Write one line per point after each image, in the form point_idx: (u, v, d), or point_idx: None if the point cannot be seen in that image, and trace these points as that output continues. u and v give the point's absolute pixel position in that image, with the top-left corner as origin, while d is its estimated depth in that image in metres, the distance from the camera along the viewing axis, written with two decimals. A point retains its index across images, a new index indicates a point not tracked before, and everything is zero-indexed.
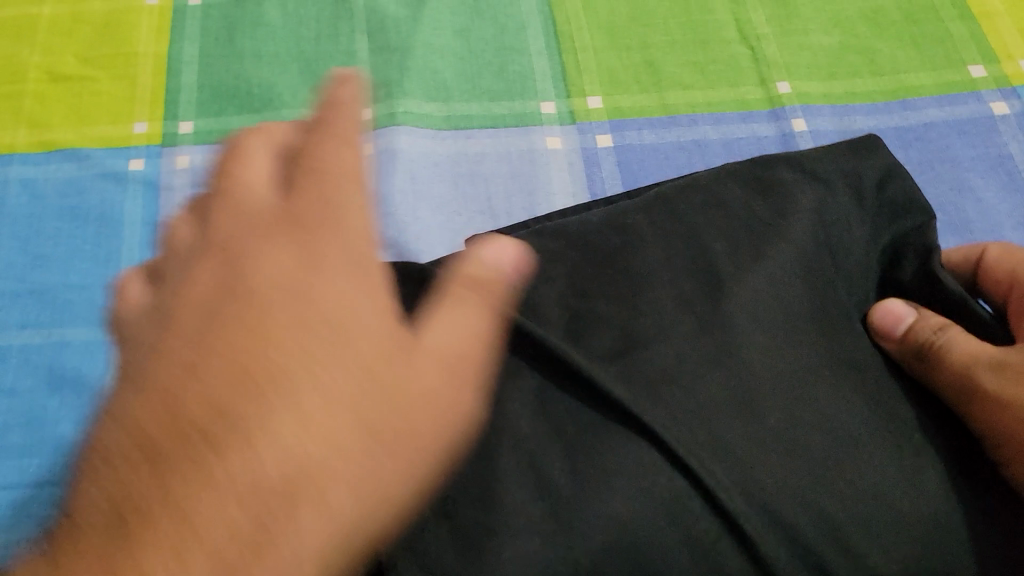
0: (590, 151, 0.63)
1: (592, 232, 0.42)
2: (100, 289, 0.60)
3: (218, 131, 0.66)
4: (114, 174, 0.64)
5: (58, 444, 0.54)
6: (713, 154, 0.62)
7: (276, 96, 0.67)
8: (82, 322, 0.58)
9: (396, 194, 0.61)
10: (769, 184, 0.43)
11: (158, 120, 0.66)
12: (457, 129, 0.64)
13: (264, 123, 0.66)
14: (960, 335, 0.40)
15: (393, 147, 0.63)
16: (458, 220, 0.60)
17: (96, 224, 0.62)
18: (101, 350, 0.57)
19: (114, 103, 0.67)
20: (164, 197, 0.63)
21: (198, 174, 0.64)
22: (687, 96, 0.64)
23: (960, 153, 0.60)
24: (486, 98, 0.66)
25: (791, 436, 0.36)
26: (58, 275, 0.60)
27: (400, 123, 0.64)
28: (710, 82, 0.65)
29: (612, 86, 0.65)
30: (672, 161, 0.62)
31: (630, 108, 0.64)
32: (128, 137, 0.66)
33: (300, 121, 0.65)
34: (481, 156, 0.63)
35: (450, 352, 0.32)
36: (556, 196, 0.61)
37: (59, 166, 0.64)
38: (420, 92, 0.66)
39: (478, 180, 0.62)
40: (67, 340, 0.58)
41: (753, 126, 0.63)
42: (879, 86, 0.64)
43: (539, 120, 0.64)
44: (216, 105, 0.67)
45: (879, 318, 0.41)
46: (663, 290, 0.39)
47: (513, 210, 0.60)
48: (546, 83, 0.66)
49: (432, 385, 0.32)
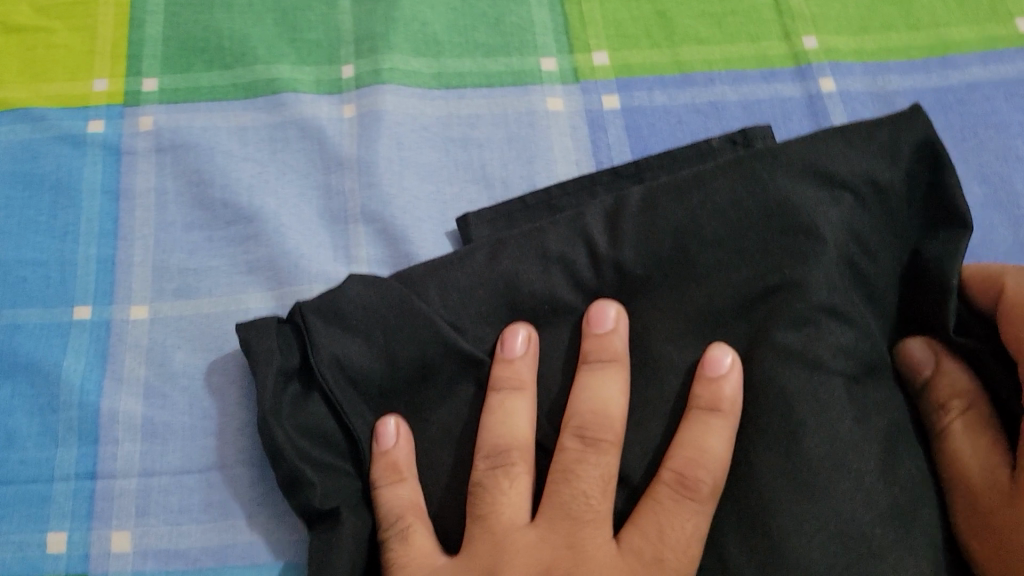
0: (595, 114, 0.57)
1: (595, 238, 0.46)
2: (56, 265, 0.54)
3: (186, 90, 0.60)
4: (71, 137, 0.58)
5: (9, 438, 0.49)
6: (731, 117, 0.56)
7: (249, 50, 0.61)
8: (36, 302, 0.53)
9: (382, 162, 0.55)
10: (790, 201, 0.44)
11: (120, 77, 0.60)
12: (448, 89, 0.58)
13: (237, 81, 0.60)
14: (966, 411, 0.44)
15: (378, 108, 0.57)
16: (450, 191, 0.55)
17: (52, 193, 0.56)
18: (57, 334, 0.52)
19: (72, 58, 0.61)
20: (126, 162, 0.57)
21: (163, 137, 0.58)
22: (703, 53, 0.58)
23: (1006, 118, 0.54)
24: (480, 53, 0.59)
25: (818, 512, 0.40)
26: (9, 250, 0.54)
27: (385, 81, 0.58)
28: (728, 36, 0.59)
29: (619, 40, 0.59)
30: (685, 125, 0.56)
31: (640, 65, 0.58)
32: (86, 96, 0.60)
33: (276, 78, 0.59)
34: (474, 118, 0.57)
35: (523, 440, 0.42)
36: (558, 164, 0.55)
37: (11, 127, 0.59)
38: (407, 46, 0.60)
39: (471, 146, 0.56)
40: (20, 322, 0.52)
41: (775, 86, 0.57)
42: (915, 42, 0.58)
43: (539, 79, 0.58)
44: (183, 60, 0.61)
45: (903, 359, 0.45)
46: (667, 317, 0.44)
47: (510, 180, 0.55)
48: (547, 36, 0.60)
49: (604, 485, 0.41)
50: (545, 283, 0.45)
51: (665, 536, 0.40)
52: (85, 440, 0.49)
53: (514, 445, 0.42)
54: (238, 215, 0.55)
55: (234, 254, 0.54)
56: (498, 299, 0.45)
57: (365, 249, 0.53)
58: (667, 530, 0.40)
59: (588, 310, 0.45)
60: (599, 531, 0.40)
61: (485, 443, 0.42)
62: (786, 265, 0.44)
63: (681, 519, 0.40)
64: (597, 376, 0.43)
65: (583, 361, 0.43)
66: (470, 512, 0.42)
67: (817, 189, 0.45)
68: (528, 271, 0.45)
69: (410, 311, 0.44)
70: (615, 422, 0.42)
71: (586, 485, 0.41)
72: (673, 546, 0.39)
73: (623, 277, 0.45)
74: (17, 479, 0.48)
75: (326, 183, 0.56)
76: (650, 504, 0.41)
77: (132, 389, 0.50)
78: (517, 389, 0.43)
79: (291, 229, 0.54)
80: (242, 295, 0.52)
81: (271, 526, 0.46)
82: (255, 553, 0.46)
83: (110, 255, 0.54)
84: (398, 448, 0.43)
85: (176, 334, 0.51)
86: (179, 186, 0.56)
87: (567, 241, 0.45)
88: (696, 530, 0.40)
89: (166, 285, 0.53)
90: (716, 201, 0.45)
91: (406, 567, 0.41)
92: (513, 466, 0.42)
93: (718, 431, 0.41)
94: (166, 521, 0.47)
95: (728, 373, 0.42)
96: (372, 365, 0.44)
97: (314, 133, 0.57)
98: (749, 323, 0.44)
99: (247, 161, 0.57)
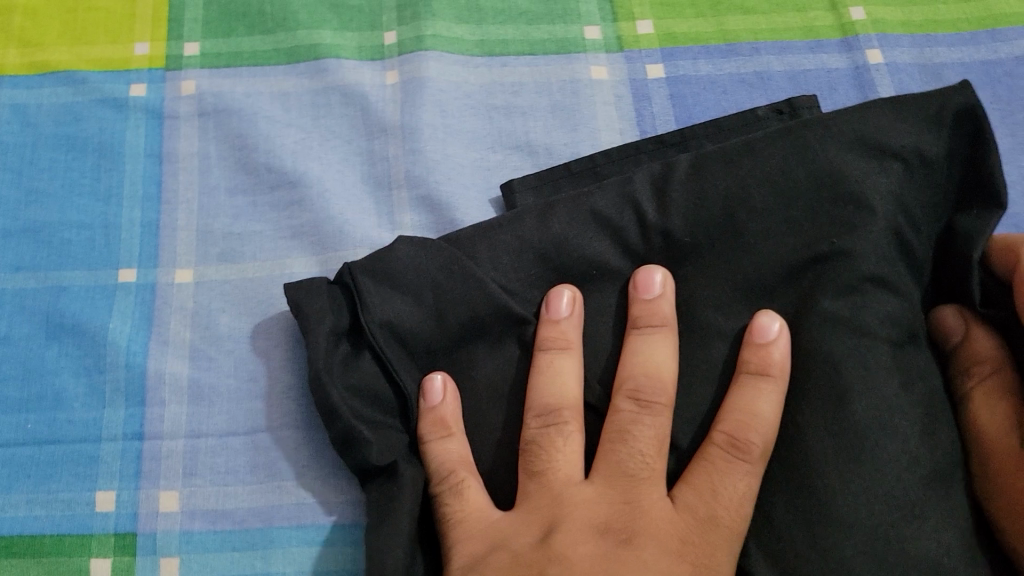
0: (640, 83, 0.56)
1: (641, 204, 0.45)
2: (101, 228, 0.54)
3: (227, 54, 0.59)
4: (113, 101, 0.58)
5: (56, 397, 0.49)
6: (777, 88, 0.55)
7: (290, 15, 0.60)
8: (81, 264, 0.53)
9: (426, 129, 0.55)
10: (840, 176, 0.44)
11: (161, 41, 0.60)
12: (491, 56, 0.58)
13: (278, 46, 0.60)
14: (987, 381, 0.43)
15: (421, 75, 0.57)
16: (493, 159, 0.54)
17: (95, 156, 0.56)
18: (102, 296, 0.52)
19: (113, 21, 0.61)
20: (168, 126, 0.57)
21: (205, 101, 0.58)
22: (749, 23, 0.58)
23: None
24: (523, 21, 0.59)
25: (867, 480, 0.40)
26: (54, 213, 0.55)
27: (428, 48, 0.58)
28: (774, 6, 0.58)
29: (663, 9, 0.59)
30: (731, 96, 0.55)
31: (685, 35, 0.58)
32: (128, 60, 0.59)
33: (318, 44, 0.59)
34: (517, 86, 0.57)
35: (572, 400, 0.42)
36: (602, 133, 0.55)
37: (53, 90, 0.59)
38: (450, 13, 0.59)
39: (515, 114, 0.56)
40: (66, 284, 0.52)
41: (822, 57, 0.56)
42: (965, 14, 0.57)
43: (582, 47, 0.58)
44: (224, 24, 0.60)
45: (936, 326, 0.45)
46: (717, 289, 0.44)
47: (553, 148, 0.54)
48: (590, 4, 0.59)
49: (657, 445, 0.41)
50: (588, 249, 0.45)
51: (718, 494, 0.40)
52: (132, 401, 0.49)
53: (564, 404, 0.42)
54: (281, 180, 0.55)
55: (278, 220, 0.54)
56: (544, 265, 0.45)
57: (409, 216, 0.53)
58: (721, 488, 0.40)
59: (635, 275, 0.44)
60: (655, 488, 0.41)
61: (535, 402, 0.42)
62: (834, 236, 0.43)
63: (733, 478, 0.40)
64: (647, 337, 0.43)
65: (632, 324, 0.43)
66: (525, 470, 0.42)
67: (866, 159, 0.44)
68: (577, 236, 0.45)
69: (460, 270, 0.44)
70: (667, 383, 0.42)
71: (642, 443, 0.41)
72: (726, 503, 0.39)
73: (671, 244, 0.45)
74: (65, 438, 0.48)
75: (369, 150, 0.55)
76: (703, 463, 0.41)
77: (178, 351, 0.50)
78: (563, 350, 0.43)
79: (335, 195, 0.54)
80: (285, 260, 0.52)
81: (318, 488, 0.46)
82: (302, 515, 0.46)
83: (154, 219, 0.54)
84: (444, 404, 0.43)
85: (221, 297, 0.52)
86: (222, 151, 0.56)
87: (612, 208, 0.45)
88: (748, 489, 0.40)
89: (210, 249, 0.53)
90: (765, 171, 0.45)
91: (464, 520, 0.41)
92: (565, 424, 0.42)
93: (769, 395, 0.41)
94: (213, 482, 0.47)
95: (777, 336, 0.42)
96: (418, 327, 0.44)
97: (357, 99, 0.57)
98: (796, 292, 0.43)
99: (290, 127, 0.57)
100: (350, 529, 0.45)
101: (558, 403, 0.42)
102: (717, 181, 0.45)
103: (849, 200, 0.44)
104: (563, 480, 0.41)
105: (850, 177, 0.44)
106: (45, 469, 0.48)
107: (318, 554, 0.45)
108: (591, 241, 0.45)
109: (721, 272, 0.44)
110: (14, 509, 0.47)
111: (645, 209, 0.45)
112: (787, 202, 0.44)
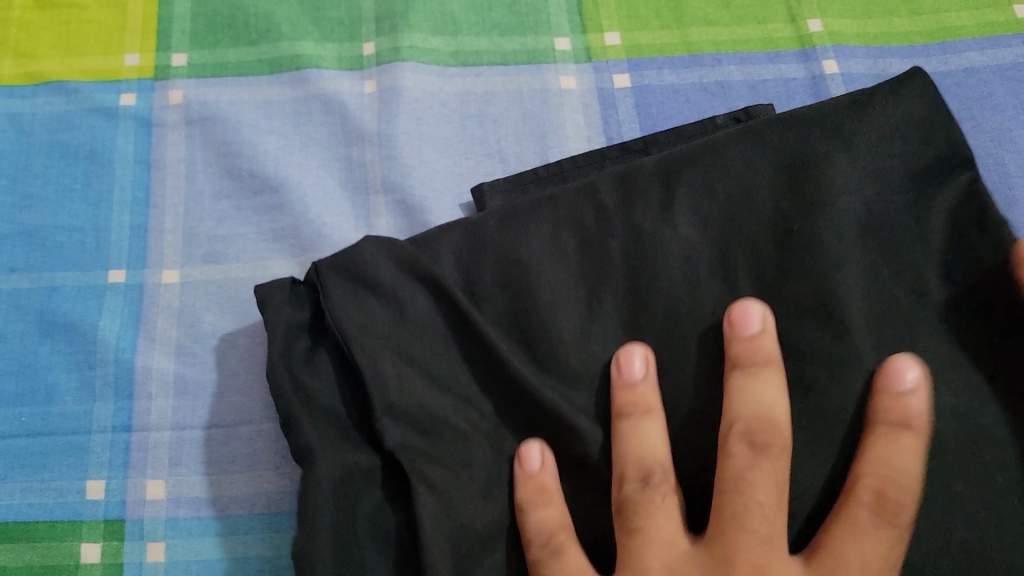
0: (606, 91, 0.59)
1: (604, 199, 0.47)
2: (92, 231, 0.57)
3: (213, 65, 0.62)
4: (104, 109, 0.61)
5: (49, 392, 0.52)
6: (737, 97, 0.58)
7: (273, 27, 0.63)
8: (72, 266, 0.56)
9: (401, 136, 0.58)
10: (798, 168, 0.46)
11: (149, 52, 0.63)
12: (465, 66, 0.61)
13: (262, 57, 0.62)
14: None
15: (397, 85, 0.59)
16: (465, 165, 0.57)
17: (86, 163, 0.59)
18: (93, 296, 0.55)
19: (104, 33, 0.63)
20: (156, 134, 0.60)
21: (191, 110, 0.61)
22: (711, 34, 0.60)
23: (1002, 100, 0.57)
24: (496, 32, 0.62)
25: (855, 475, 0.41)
26: (47, 216, 0.57)
27: (405, 59, 0.60)
28: (737, 17, 0.61)
29: (630, 21, 0.61)
30: (693, 104, 0.58)
31: (650, 46, 0.60)
32: (118, 70, 0.62)
33: (300, 55, 0.62)
34: (490, 95, 0.59)
35: (662, 458, 0.43)
36: (569, 140, 0.57)
37: (47, 99, 0.61)
38: (426, 25, 0.62)
39: (487, 122, 0.58)
40: (58, 285, 0.55)
41: (779, 67, 0.59)
42: (916, 27, 0.60)
43: (552, 58, 0.61)
44: (210, 36, 0.63)
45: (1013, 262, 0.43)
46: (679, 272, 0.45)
47: (523, 154, 0.57)
48: (561, 16, 0.62)
49: (774, 496, 0.41)
50: (550, 245, 0.46)
51: (868, 564, 0.39)
52: (120, 395, 0.52)
53: (659, 466, 0.42)
54: (263, 185, 0.57)
55: (260, 223, 0.56)
56: (508, 259, 0.46)
57: (385, 220, 0.56)
58: (862, 547, 0.40)
59: (617, 355, 0.44)
60: (778, 550, 0.40)
61: (628, 467, 0.43)
62: (795, 223, 0.45)
63: (863, 538, 0.40)
64: (636, 425, 0.43)
65: (733, 363, 0.43)
66: (622, 529, 0.43)
67: (823, 143, 0.46)
68: (538, 239, 0.46)
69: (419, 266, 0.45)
70: (783, 430, 0.42)
71: (762, 494, 0.41)
72: (868, 568, 0.39)
73: (633, 234, 0.46)
74: (57, 431, 0.51)
75: (347, 156, 0.58)
76: (842, 523, 0.40)
77: (165, 348, 0.53)
78: (547, 501, 0.43)
79: (314, 199, 0.57)
80: (266, 262, 0.55)
81: (297, 476, 0.49)
82: (280, 501, 0.48)
83: (142, 222, 0.57)
84: (647, 381, 0.43)
85: (205, 297, 0.54)
86: (208, 158, 0.59)
87: (574, 204, 0.47)
88: (892, 552, 0.40)
89: (195, 251, 0.56)
90: (721, 168, 0.46)
91: (657, 539, 0.42)
92: (661, 484, 0.42)
93: (774, 386, 0.42)
94: (197, 471, 0.49)
95: (921, 383, 0.42)
96: (387, 319, 0.45)
97: (336, 108, 0.60)
98: (759, 279, 0.44)
99: (272, 134, 0.59)
100: None
101: (649, 468, 0.42)
102: (674, 178, 0.47)
103: (804, 189, 0.45)
104: (671, 554, 0.42)
105: (806, 169, 0.45)
106: (38, 459, 0.50)
107: None
108: (555, 237, 0.46)
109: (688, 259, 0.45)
110: (8, 497, 0.49)
111: (606, 205, 0.47)
112: (743, 195, 0.46)
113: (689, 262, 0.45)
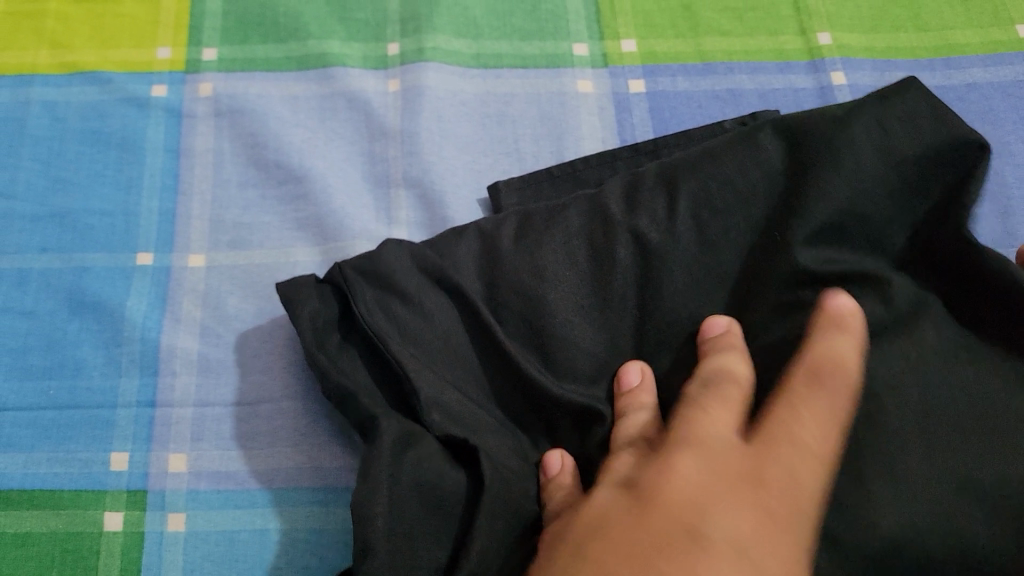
0: (622, 96, 0.61)
1: (611, 206, 0.49)
2: (122, 215, 0.59)
3: (242, 60, 0.64)
4: (136, 99, 0.63)
5: (77, 366, 0.54)
6: (748, 105, 0.60)
7: (301, 26, 0.65)
8: (101, 248, 0.58)
9: (423, 133, 0.60)
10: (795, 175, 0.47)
11: (181, 46, 0.65)
12: (486, 68, 0.63)
13: (290, 54, 0.64)
14: None
15: (421, 84, 0.62)
16: (484, 162, 0.59)
17: (117, 150, 0.61)
18: (121, 277, 0.57)
19: (138, 27, 0.66)
20: (186, 124, 0.62)
21: (220, 102, 0.63)
22: (725, 44, 0.62)
23: (1004, 115, 0.59)
24: (516, 37, 0.64)
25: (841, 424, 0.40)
26: (78, 200, 0.59)
27: (428, 60, 0.62)
28: (749, 29, 0.63)
29: (646, 30, 0.64)
30: (705, 110, 0.60)
31: (665, 54, 0.62)
32: (150, 63, 0.64)
33: (327, 53, 0.64)
34: (509, 97, 0.61)
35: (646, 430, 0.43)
36: (585, 141, 0.59)
37: (81, 89, 0.63)
38: (449, 28, 0.64)
39: (506, 123, 0.60)
40: (88, 265, 0.57)
41: (789, 78, 0.61)
42: (922, 42, 0.62)
43: (570, 62, 0.63)
44: (240, 32, 0.65)
45: None
46: (677, 275, 0.47)
47: (540, 154, 0.59)
48: (579, 23, 0.64)
49: (731, 406, 0.40)
50: (559, 249, 0.48)
51: (798, 437, 0.37)
52: (145, 372, 0.54)
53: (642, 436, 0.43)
54: (288, 176, 0.59)
55: (285, 212, 0.58)
56: (521, 261, 0.48)
57: (405, 212, 0.58)
58: (801, 415, 0.38)
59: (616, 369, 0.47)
60: (716, 421, 0.39)
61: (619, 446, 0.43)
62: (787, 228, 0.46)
63: (804, 404, 0.38)
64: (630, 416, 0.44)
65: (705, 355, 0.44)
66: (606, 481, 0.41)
67: (820, 148, 0.47)
68: (548, 244, 0.48)
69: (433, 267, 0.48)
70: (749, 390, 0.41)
71: (712, 405, 0.40)
72: (807, 435, 0.37)
73: (637, 241, 0.48)
74: (84, 404, 0.53)
75: (370, 151, 0.60)
76: (783, 398, 0.39)
77: (189, 328, 0.55)
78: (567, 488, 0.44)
79: (337, 190, 0.59)
80: (290, 249, 0.57)
81: (315, 454, 0.51)
82: (298, 477, 0.50)
83: (171, 208, 0.59)
84: (641, 385, 0.46)
85: (230, 281, 0.56)
86: (235, 148, 0.61)
87: (582, 213, 0.49)
88: (830, 409, 0.38)
89: (221, 237, 0.58)
90: (721, 174, 0.48)
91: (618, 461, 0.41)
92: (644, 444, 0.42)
93: (738, 358, 0.43)
94: (218, 446, 0.51)
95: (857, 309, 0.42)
96: (407, 317, 0.47)
97: (360, 105, 0.62)
98: (748, 289, 0.47)
99: (298, 128, 0.61)
100: (346, 491, 0.50)
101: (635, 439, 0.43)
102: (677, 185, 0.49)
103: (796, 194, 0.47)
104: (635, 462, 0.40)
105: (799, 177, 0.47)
106: (65, 431, 0.52)
107: (314, 513, 0.49)
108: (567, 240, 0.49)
109: (686, 269, 0.47)
110: (36, 466, 0.51)
111: (613, 210, 0.49)
112: (740, 201, 0.48)
113: (685, 266, 0.47)
